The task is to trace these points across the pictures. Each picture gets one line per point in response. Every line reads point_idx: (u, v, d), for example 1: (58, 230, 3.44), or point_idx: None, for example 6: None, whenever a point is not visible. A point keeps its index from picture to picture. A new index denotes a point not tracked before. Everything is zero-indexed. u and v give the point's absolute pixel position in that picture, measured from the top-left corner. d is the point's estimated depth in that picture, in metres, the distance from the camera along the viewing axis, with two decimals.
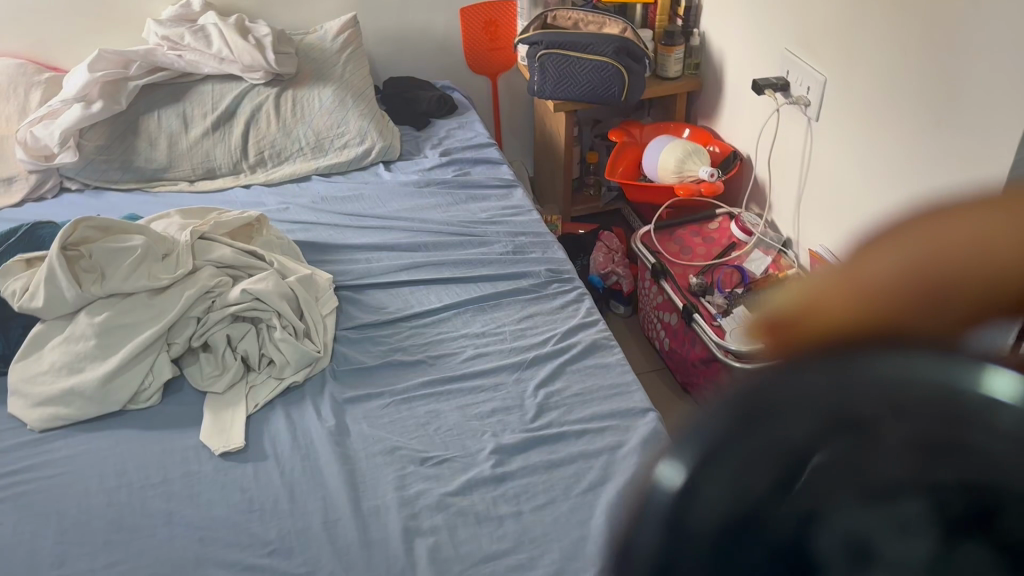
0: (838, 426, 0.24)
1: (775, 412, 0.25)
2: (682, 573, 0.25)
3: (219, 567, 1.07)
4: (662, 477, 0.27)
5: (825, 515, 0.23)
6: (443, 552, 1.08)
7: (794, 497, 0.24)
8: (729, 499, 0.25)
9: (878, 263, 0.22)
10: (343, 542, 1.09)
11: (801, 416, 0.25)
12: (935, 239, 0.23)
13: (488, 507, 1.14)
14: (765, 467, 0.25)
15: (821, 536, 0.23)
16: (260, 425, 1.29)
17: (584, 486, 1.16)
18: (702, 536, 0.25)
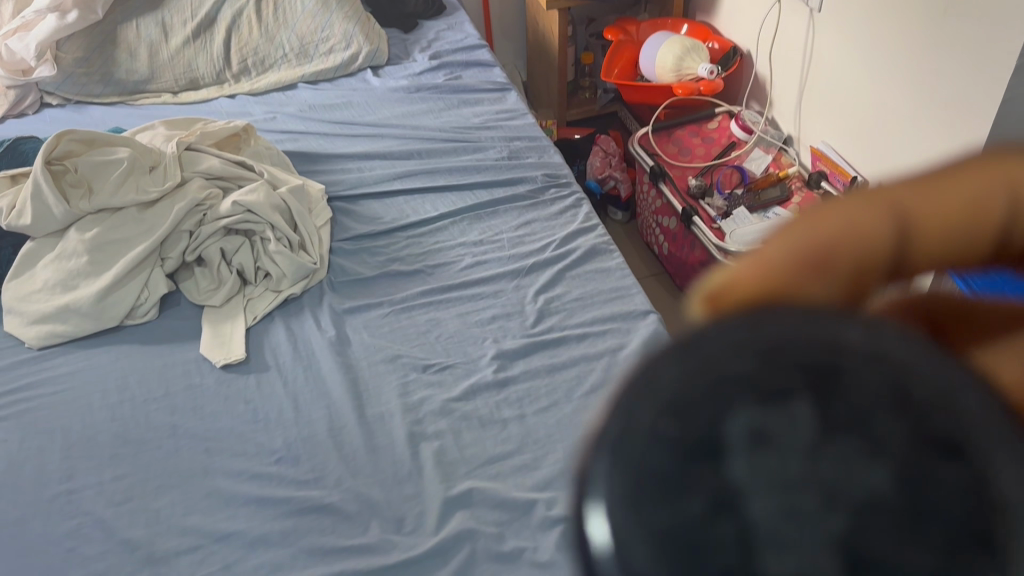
0: (739, 356, 0.29)
1: (690, 352, 0.30)
2: (614, 473, 0.29)
3: (227, 475, 1.08)
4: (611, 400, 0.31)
5: (730, 416, 0.28)
6: (449, 455, 1.09)
7: (701, 404, 0.29)
8: (645, 413, 0.29)
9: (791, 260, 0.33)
10: (349, 449, 1.11)
11: (709, 350, 0.30)
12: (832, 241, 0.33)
13: (491, 411, 1.15)
14: (676, 388, 0.29)
15: (726, 434, 0.28)
16: (260, 337, 1.28)
17: (585, 388, 1.16)
18: (628, 444, 0.29)
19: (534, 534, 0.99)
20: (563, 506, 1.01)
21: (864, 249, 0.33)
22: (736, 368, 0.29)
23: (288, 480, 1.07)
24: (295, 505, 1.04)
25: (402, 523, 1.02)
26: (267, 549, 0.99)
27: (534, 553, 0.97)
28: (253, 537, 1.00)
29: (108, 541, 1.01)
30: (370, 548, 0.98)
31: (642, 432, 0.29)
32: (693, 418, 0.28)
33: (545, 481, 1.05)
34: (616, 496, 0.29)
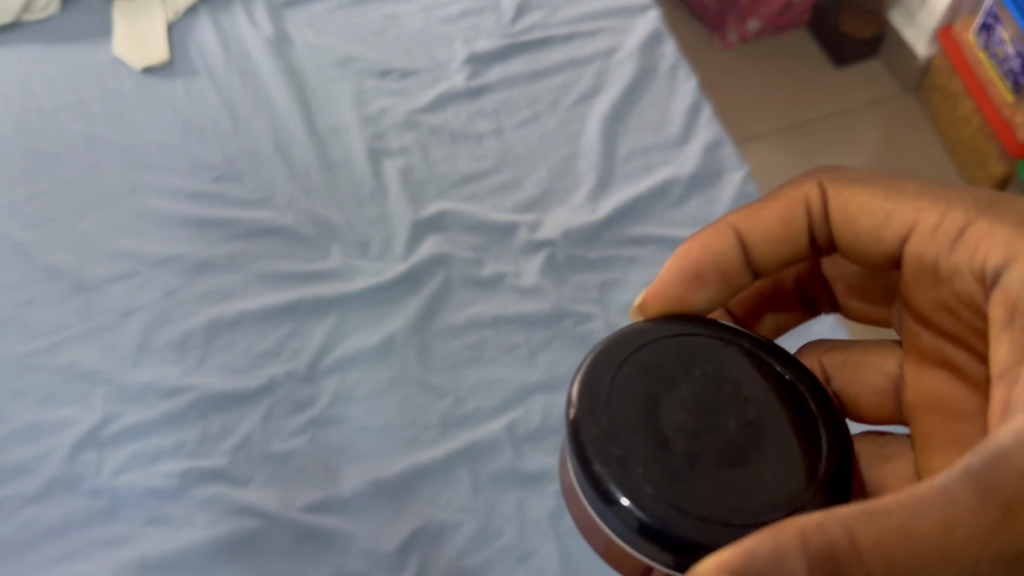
0: (726, 390, 0.56)
1: (708, 369, 0.57)
2: (641, 385, 0.56)
3: (161, 196, 0.95)
4: (691, 370, 0.56)
5: (700, 407, 0.55)
6: (416, 174, 0.96)
7: (701, 402, 0.55)
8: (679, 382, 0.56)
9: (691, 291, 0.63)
10: (300, 166, 0.97)
11: (711, 372, 0.56)
12: (711, 257, 0.63)
13: (464, 126, 0.99)
14: (710, 383, 0.56)
15: (685, 416, 0.54)
16: (185, 35, 1.08)
17: (573, 98, 1.00)
18: (660, 387, 0.55)
19: (516, 257, 0.89)
20: (548, 228, 0.91)
21: (721, 264, 0.63)
22: (726, 385, 0.56)
23: (232, 200, 0.95)
24: (243, 227, 0.92)
25: (367, 248, 0.91)
26: (212, 275, 0.90)
27: (515, 278, 0.88)
28: (195, 263, 0.90)
29: (29, 268, 0.91)
30: (330, 274, 0.89)
31: (677, 377, 0.56)
32: (691, 406, 0.55)
33: (527, 202, 0.93)
34: (635, 388, 0.55)
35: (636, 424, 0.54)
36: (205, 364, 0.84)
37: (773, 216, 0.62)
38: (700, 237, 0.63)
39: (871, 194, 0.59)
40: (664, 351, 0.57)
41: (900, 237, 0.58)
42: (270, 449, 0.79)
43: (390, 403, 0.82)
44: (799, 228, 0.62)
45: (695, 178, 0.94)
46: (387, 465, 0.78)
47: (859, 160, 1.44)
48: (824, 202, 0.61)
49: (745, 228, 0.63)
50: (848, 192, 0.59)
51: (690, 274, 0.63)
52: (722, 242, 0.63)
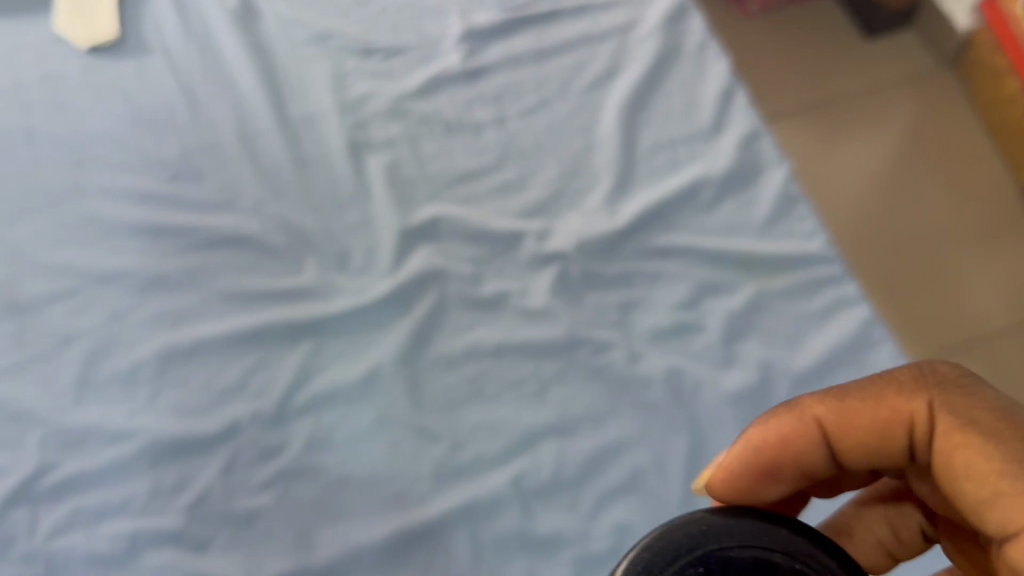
0: None
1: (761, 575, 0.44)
2: None
3: (108, 199, 0.82)
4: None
5: None
6: (404, 171, 0.82)
7: None
8: None
9: (767, 485, 0.49)
10: (268, 163, 0.83)
11: None
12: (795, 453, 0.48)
13: (460, 115, 0.85)
14: None
15: None
16: (138, 7, 0.93)
17: (587, 81, 0.86)
18: None
19: (522, 273, 0.77)
20: (558, 238, 0.78)
21: (800, 465, 0.49)
22: None
23: (190, 204, 0.81)
24: (202, 237, 0.79)
25: (348, 261, 0.78)
26: (165, 294, 0.77)
27: (522, 298, 0.75)
28: (146, 278, 0.77)
29: None
30: (304, 292, 0.76)
31: None
32: None
33: (534, 205, 0.80)
34: None
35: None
36: (157, 402, 0.72)
37: (870, 424, 0.46)
38: (781, 420, 0.48)
39: (991, 459, 0.43)
40: (706, 569, 0.44)
41: (996, 526, 0.43)
42: (232, 507, 0.67)
43: (374, 450, 0.69)
44: (899, 443, 0.46)
45: (730, 176, 0.80)
46: (370, 526, 0.66)
47: (890, 137, 1.29)
48: (933, 430, 0.45)
49: (839, 428, 0.47)
50: (971, 446, 0.44)
51: (762, 468, 0.49)
52: (805, 440, 0.48)
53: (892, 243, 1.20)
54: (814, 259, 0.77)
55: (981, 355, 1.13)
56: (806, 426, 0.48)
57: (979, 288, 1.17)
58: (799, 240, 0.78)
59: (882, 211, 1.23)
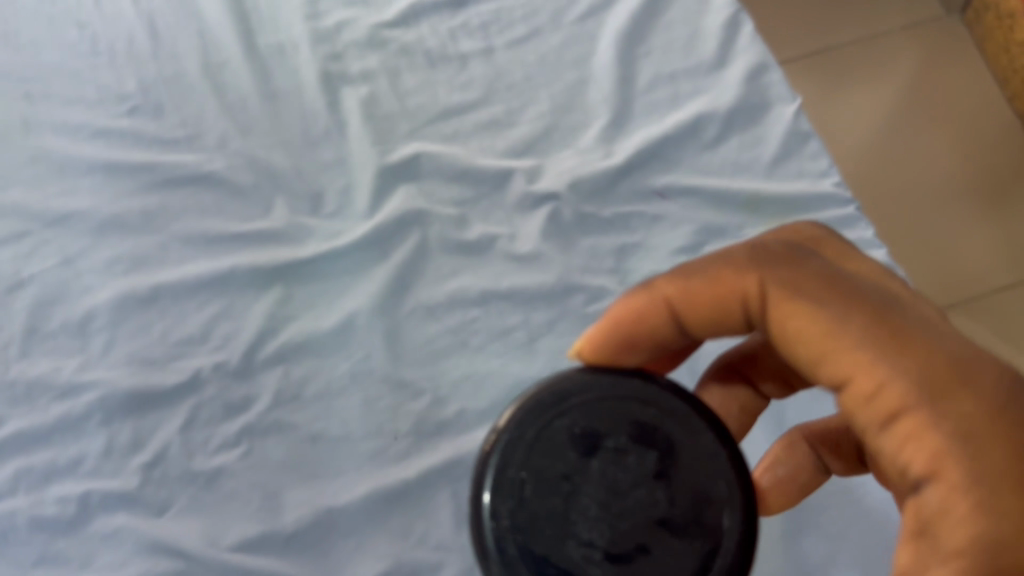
0: (645, 436, 0.42)
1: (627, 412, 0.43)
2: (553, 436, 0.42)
3: (60, 135, 0.75)
4: (603, 415, 0.43)
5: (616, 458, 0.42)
6: (382, 105, 0.75)
7: (618, 449, 0.42)
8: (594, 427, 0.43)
9: (628, 352, 0.46)
10: (234, 96, 0.76)
11: (627, 414, 0.43)
12: (649, 325, 0.46)
13: (443, 45, 0.78)
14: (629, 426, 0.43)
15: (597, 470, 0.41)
16: None
17: (582, 9, 0.79)
18: (571, 440, 0.42)
19: (510, 215, 0.71)
20: (549, 178, 0.72)
21: (653, 337, 0.46)
22: (646, 427, 0.43)
23: (147, 141, 0.74)
24: (160, 176, 0.72)
25: (320, 203, 0.72)
26: (122, 238, 0.70)
27: (510, 243, 0.69)
28: (100, 220, 0.71)
29: None
30: (273, 236, 0.70)
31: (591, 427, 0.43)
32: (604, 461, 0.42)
33: (523, 143, 0.74)
34: (546, 441, 0.42)
35: (536, 514, 0.41)
36: (110, 353, 0.66)
37: (712, 297, 0.44)
38: (634, 297, 0.46)
39: (821, 321, 0.41)
40: (572, 418, 0.43)
41: (833, 386, 0.41)
42: (192, 466, 0.61)
43: (349, 405, 0.64)
44: (736, 314, 0.44)
45: (736, 112, 0.74)
46: (343, 488, 0.61)
47: (893, 81, 1.22)
48: (765, 300, 0.43)
49: (685, 301, 0.45)
50: (798, 311, 0.41)
51: (622, 339, 0.46)
52: (648, 319, 0.46)
53: (889, 191, 1.15)
54: (823, 201, 0.71)
55: (982, 311, 1.07)
56: (656, 301, 0.46)
57: (973, 238, 1.11)
58: (808, 180, 0.72)
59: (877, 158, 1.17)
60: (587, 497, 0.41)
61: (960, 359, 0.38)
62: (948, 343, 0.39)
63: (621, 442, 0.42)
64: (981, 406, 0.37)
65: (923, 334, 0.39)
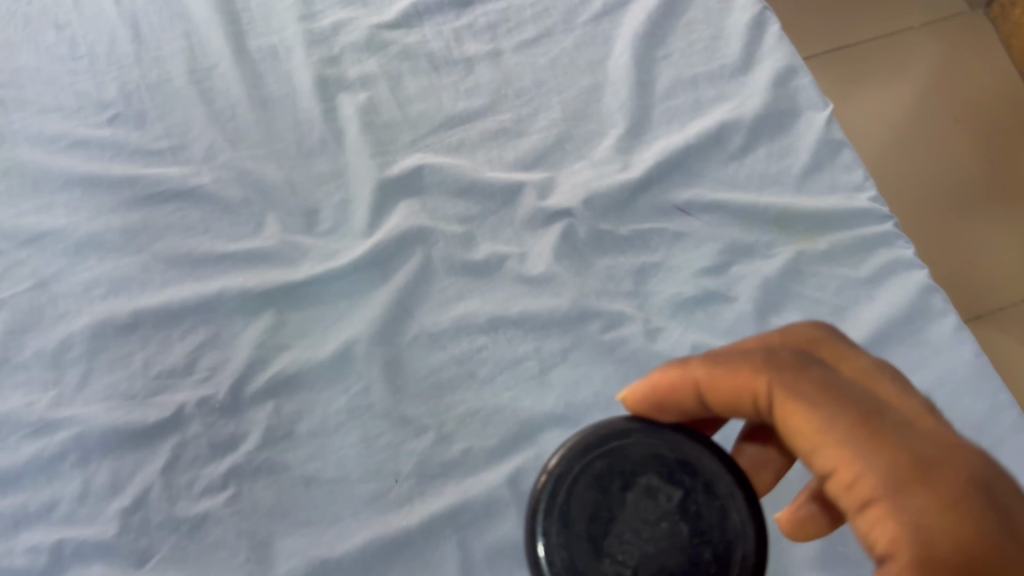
0: (678, 473, 0.44)
1: (663, 453, 0.45)
2: (597, 470, 0.45)
3: (35, 146, 0.69)
4: (646, 451, 0.45)
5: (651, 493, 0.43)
6: (381, 113, 0.70)
7: (651, 484, 0.44)
8: (632, 464, 0.44)
9: (669, 412, 0.46)
10: (222, 103, 0.71)
11: (662, 453, 0.45)
12: (682, 395, 0.45)
13: (447, 48, 0.72)
14: (665, 463, 0.44)
15: (629, 502, 0.43)
16: None
17: (596, 9, 0.74)
18: (612, 475, 0.44)
19: (520, 234, 0.65)
20: (562, 194, 0.66)
21: (688, 409, 0.45)
22: (682, 470, 0.44)
23: (129, 152, 0.69)
24: (143, 191, 0.67)
25: (315, 220, 0.66)
26: (100, 259, 0.65)
27: (520, 264, 0.64)
28: (77, 240, 0.65)
29: None
30: (264, 257, 0.64)
31: (631, 464, 0.44)
32: (637, 495, 0.43)
33: (533, 155, 0.68)
34: (591, 472, 0.45)
35: (578, 541, 0.43)
36: (87, 387, 0.60)
37: (726, 383, 0.43)
38: (665, 369, 0.46)
39: (814, 418, 0.39)
40: (618, 455, 0.45)
41: (825, 480, 0.40)
42: (175, 512, 0.56)
43: (345, 444, 0.58)
44: (746, 404, 0.43)
45: (764, 120, 0.69)
46: (339, 537, 0.56)
47: (916, 80, 1.16)
48: (769, 395, 0.41)
49: (708, 384, 0.44)
50: (784, 405, 0.41)
51: (659, 400, 0.46)
52: (674, 393, 0.45)
53: (913, 191, 1.07)
54: (861, 217, 0.66)
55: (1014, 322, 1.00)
56: (683, 379, 0.45)
57: (997, 244, 1.04)
58: (842, 194, 0.67)
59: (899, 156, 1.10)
60: (625, 527, 0.43)
61: (930, 460, 0.37)
62: (928, 448, 0.37)
63: (655, 479, 0.44)
64: (942, 513, 0.36)
65: (900, 432, 0.38)
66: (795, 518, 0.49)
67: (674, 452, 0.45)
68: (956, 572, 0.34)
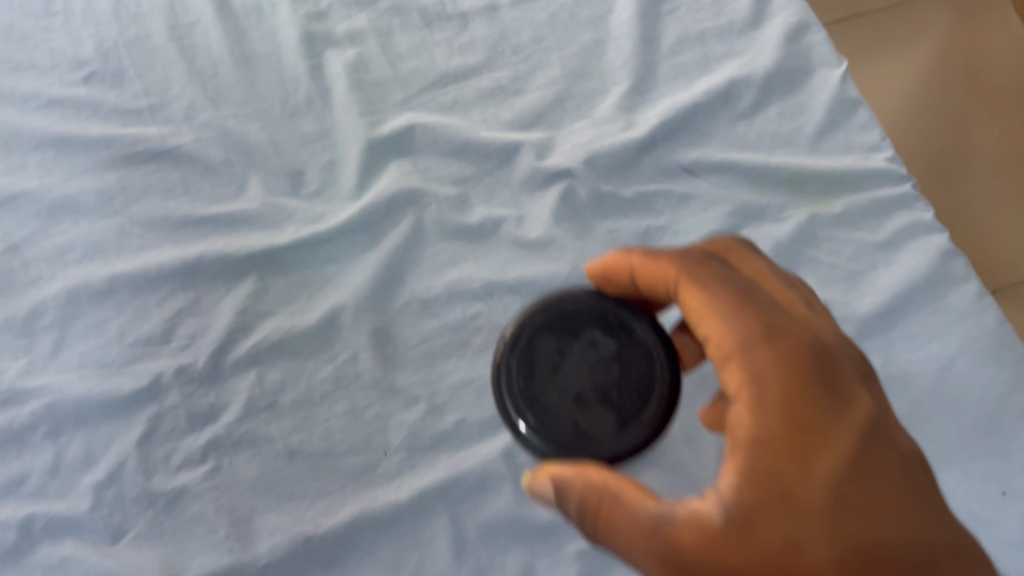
0: (622, 331, 0.46)
1: (608, 315, 0.47)
2: (550, 327, 0.46)
3: (7, 105, 0.66)
4: (592, 311, 0.47)
5: (599, 346, 0.46)
6: (372, 71, 0.66)
7: (601, 339, 0.46)
8: (581, 322, 0.46)
9: (615, 288, 0.49)
10: (203, 60, 0.67)
11: (607, 315, 0.47)
12: (622, 280, 0.48)
13: (441, 3, 0.69)
14: (612, 323, 0.47)
15: (583, 355, 0.45)
16: None
17: None
18: (565, 332, 0.46)
19: (517, 196, 0.62)
20: (561, 154, 0.63)
21: (629, 291, 0.48)
22: (627, 328, 0.46)
23: (106, 112, 0.65)
24: (120, 151, 0.64)
25: (300, 182, 0.63)
26: (75, 222, 0.61)
27: (517, 227, 0.61)
28: (51, 202, 0.62)
29: None
30: (246, 220, 0.61)
31: (581, 322, 0.46)
32: (589, 348, 0.45)
33: (532, 114, 0.65)
34: (545, 330, 0.46)
35: (528, 377, 0.45)
36: (60, 355, 0.57)
37: (647, 268, 0.46)
38: (619, 254, 0.48)
39: (701, 296, 0.43)
40: (565, 316, 0.47)
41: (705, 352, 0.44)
42: (150, 486, 0.53)
43: (332, 415, 0.55)
44: (660, 291, 0.46)
45: (774, 77, 0.65)
46: (324, 513, 0.53)
47: (932, 46, 1.10)
48: (673, 280, 0.45)
49: (639, 271, 0.47)
50: (677, 282, 0.45)
51: (608, 274, 0.48)
52: (617, 273, 0.48)
53: (933, 161, 1.02)
54: (878, 177, 0.62)
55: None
56: (621, 265, 0.48)
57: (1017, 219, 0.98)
58: (857, 154, 0.63)
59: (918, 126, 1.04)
60: (575, 370, 0.45)
61: (780, 329, 0.41)
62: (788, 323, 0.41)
63: (598, 335, 0.46)
64: (777, 363, 0.40)
65: (762, 305, 0.43)
66: (715, 413, 0.47)
67: (617, 317, 0.47)
68: (778, 408, 0.39)
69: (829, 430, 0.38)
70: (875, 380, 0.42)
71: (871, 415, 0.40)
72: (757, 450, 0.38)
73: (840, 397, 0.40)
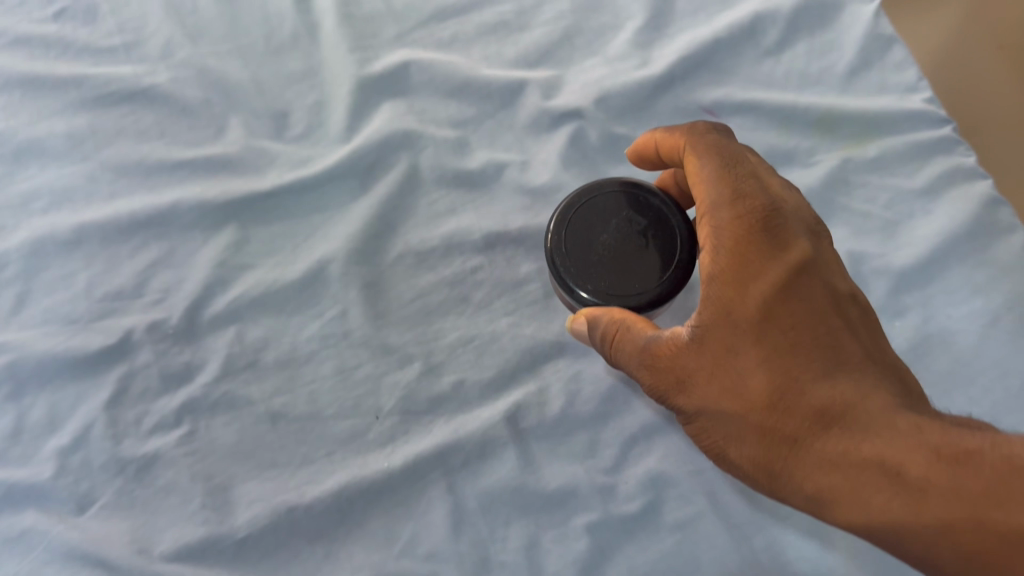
0: (656, 209, 0.47)
1: (644, 192, 0.48)
2: (592, 204, 0.48)
3: None
4: (629, 190, 0.48)
5: (635, 218, 0.47)
6: (363, 5, 0.61)
7: (636, 214, 0.47)
8: (620, 200, 0.48)
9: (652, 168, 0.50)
10: None
11: (643, 191, 0.48)
12: (655, 159, 0.49)
13: None
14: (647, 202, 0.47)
15: (620, 226, 0.47)
16: None
17: None
18: (603, 209, 0.47)
19: (521, 139, 0.57)
20: (569, 94, 0.57)
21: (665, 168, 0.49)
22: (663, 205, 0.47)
23: (76, 50, 0.60)
24: (90, 92, 0.58)
25: (285, 124, 0.58)
26: (42, 168, 0.56)
27: (521, 172, 0.56)
28: (15, 147, 0.57)
29: None
30: (228, 164, 0.56)
31: (620, 200, 0.48)
32: (625, 221, 0.47)
33: (537, 51, 0.59)
34: (588, 209, 0.48)
35: (567, 246, 0.47)
36: (23, 311, 0.52)
37: (663, 143, 0.47)
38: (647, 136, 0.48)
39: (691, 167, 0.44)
40: (606, 196, 0.48)
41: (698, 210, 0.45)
42: (120, 452, 0.48)
43: (318, 375, 0.50)
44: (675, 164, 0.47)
45: (803, 11, 0.59)
46: (311, 480, 0.48)
47: None
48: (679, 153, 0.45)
49: (661, 148, 0.47)
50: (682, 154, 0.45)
51: (643, 157, 0.49)
52: (647, 152, 0.49)
53: None
54: (917, 119, 0.56)
55: None
56: (650, 147, 0.48)
57: None
58: (894, 94, 0.58)
59: (966, 88, 0.68)
60: (611, 238, 0.46)
61: (744, 192, 0.42)
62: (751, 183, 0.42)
63: (632, 214, 0.47)
64: (735, 220, 0.41)
65: (747, 171, 0.43)
66: None
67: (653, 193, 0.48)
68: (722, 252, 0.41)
69: (772, 254, 0.40)
70: (826, 237, 0.43)
71: (812, 258, 0.41)
72: (710, 285, 0.41)
73: (789, 230, 0.41)
